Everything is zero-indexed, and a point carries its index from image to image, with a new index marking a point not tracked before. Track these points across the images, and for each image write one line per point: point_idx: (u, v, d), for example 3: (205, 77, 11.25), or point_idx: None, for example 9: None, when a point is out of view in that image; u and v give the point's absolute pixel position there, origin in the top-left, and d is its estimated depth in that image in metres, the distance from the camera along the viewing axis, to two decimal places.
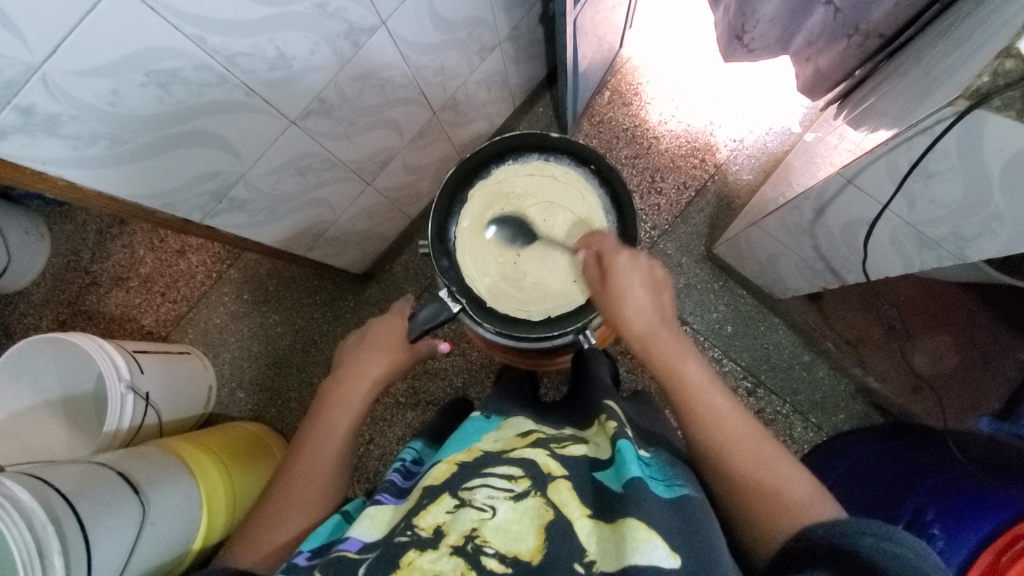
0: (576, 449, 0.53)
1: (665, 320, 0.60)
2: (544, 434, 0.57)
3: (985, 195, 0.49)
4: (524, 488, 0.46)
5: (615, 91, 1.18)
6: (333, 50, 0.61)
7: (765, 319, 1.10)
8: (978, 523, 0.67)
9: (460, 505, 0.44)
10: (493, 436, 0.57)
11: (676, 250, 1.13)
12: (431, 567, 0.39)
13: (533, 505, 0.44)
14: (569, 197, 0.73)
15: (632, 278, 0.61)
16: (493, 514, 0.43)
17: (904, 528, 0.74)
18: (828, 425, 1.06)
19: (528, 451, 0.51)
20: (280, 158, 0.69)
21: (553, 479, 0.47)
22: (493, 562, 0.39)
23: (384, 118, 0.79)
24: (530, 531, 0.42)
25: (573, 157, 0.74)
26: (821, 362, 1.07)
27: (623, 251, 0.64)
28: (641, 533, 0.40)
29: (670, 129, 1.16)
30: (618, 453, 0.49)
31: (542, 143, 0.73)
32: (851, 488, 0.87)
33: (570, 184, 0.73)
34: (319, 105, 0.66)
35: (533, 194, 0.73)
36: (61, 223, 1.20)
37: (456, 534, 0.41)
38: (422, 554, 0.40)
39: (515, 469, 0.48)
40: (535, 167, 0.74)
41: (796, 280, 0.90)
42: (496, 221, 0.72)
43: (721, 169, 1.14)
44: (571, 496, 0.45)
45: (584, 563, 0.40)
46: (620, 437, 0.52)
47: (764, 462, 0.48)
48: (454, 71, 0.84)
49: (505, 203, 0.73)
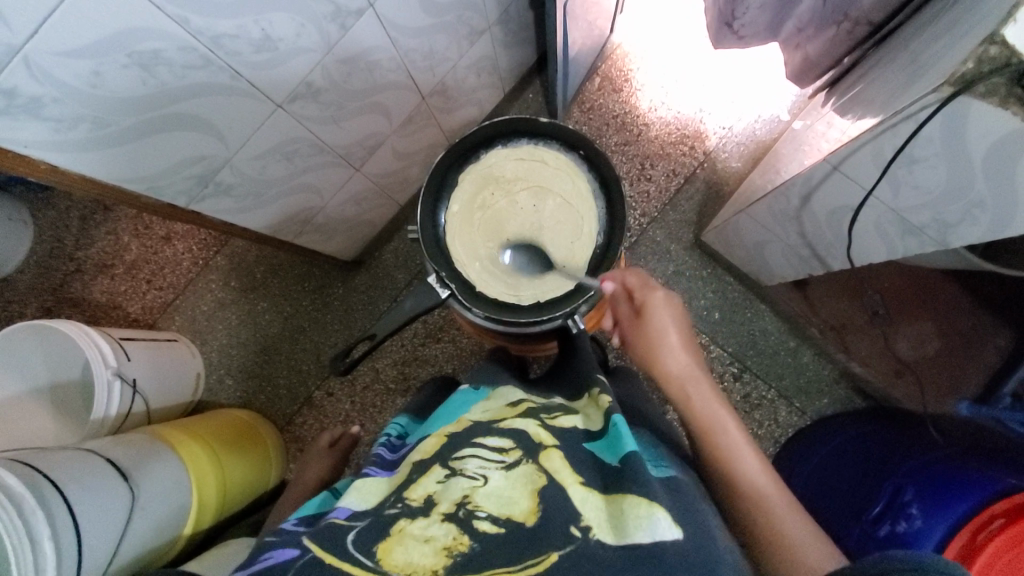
0: (568, 421, 0.54)
1: (695, 357, 0.65)
2: (535, 404, 0.58)
3: (967, 181, 0.50)
4: (516, 458, 0.46)
5: (605, 78, 1.18)
6: (320, 32, 0.60)
7: (752, 305, 1.11)
8: (954, 503, 0.70)
9: (451, 474, 0.44)
10: (482, 407, 0.58)
11: (666, 237, 1.14)
12: (422, 533, 0.40)
13: (526, 472, 0.45)
14: (558, 182, 0.73)
15: (670, 322, 0.66)
16: (485, 482, 0.43)
17: (883, 509, 0.77)
18: (812, 409, 1.07)
19: (517, 422, 0.51)
20: (267, 142, 0.68)
21: (545, 449, 0.47)
22: (486, 524, 0.40)
23: (373, 102, 0.78)
24: (523, 495, 0.42)
25: (563, 142, 0.73)
26: (806, 348, 1.09)
27: (654, 288, 0.68)
28: (641, 509, 0.41)
29: (660, 116, 1.16)
30: (613, 428, 0.50)
31: (533, 128, 0.73)
32: (831, 476, 0.89)
33: (559, 168, 0.73)
34: (307, 89, 0.65)
35: (522, 178, 0.73)
36: (42, 210, 1.19)
37: (448, 503, 0.42)
38: (414, 521, 0.41)
39: (505, 441, 0.48)
40: (524, 152, 0.73)
41: (783, 266, 0.91)
42: (485, 206, 0.72)
43: (710, 157, 1.15)
44: (563, 463, 0.46)
45: (581, 527, 0.41)
46: (613, 413, 0.52)
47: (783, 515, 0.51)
48: (443, 56, 0.83)
49: (495, 187, 0.73)
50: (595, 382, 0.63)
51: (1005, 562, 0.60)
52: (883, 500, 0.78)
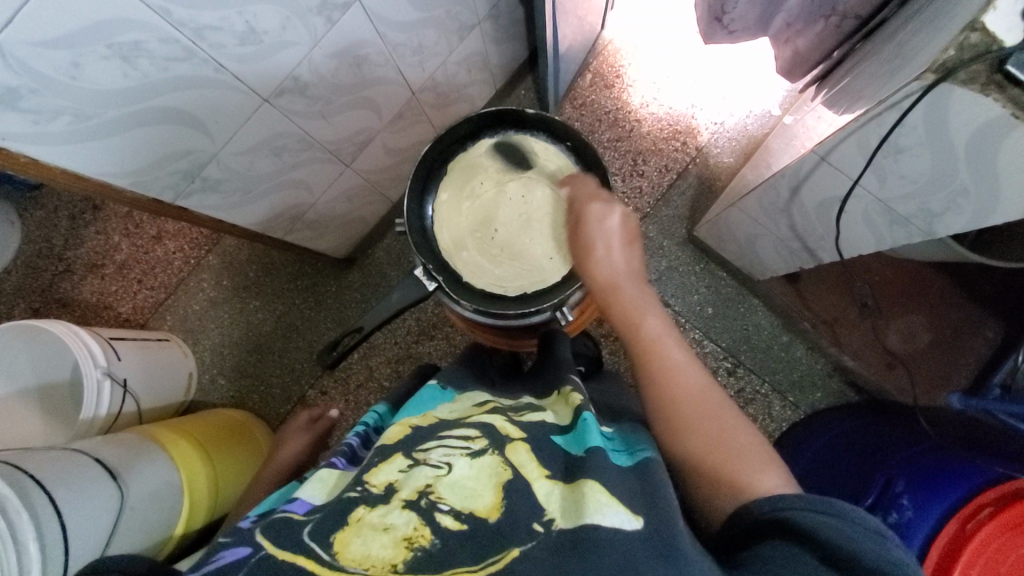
0: (536, 416, 0.54)
1: (632, 260, 0.59)
2: (504, 404, 0.58)
3: (951, 169, 0.50)
4: (481, 446, 0.47)
5: (597, 74, 1.18)
6: (304, 26, 0.59)
7: (745, 301, 1.11)
8: (947, 492, 0.70)
9: (414, 463, 0.45)
10: (448, 408, 0.57)
11: (658, 233, 1.14)
12: (381, 522, 0.40)
13: (490, 462, 0.45)
14: (547, 175, 0.73)
15: (604, 226, 0.60)
16: (449, 471, 0.44)
17: (875, 501, 0.76)
18: (806, 404, 1.07)
19: (485, 417, 0.52)
20: (254, 137, 0.67)
21: (511, 441, 0.48)
22: (448, 520, 0.40)
23: (362, 98, 0.78)
24: (487, 486, 0.42)
25: (552, 135, 0.73)
26: (799, 342, 1.09)
27: (597, 198, 0.63)
28: (602, 496, 0.40)
29: (652, 112, 1.16)
30: (581, 422, 0.50)
31: (520, 119, 0.73)
32: (823, 469, 0.89)
33: (548, 161, 0.73)
34: (293, 83, 0.65)
35: (510, 170, 0.73)
36: (32, 210, 1.18)
37: (410, 490, 0.42)
38: (372, 510, 0.41)
39: (471, 431, 0.49)
40: (509, 144, 0.74)
41: (774, 260, 0.91)
42: (474, 198, 0.73)
43: (702, 152, 1.15)
44: (529, 457, 0.46)
45: (544, 521, 0.40)
46: (582, 408, 0.51)
47: (723, 424, 0.46)
48: (433, 51, 0.83)
49: (483, 178, 0.73)
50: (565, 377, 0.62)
51: (990, 553, 0.60)
52: (875, 492, 0.77)
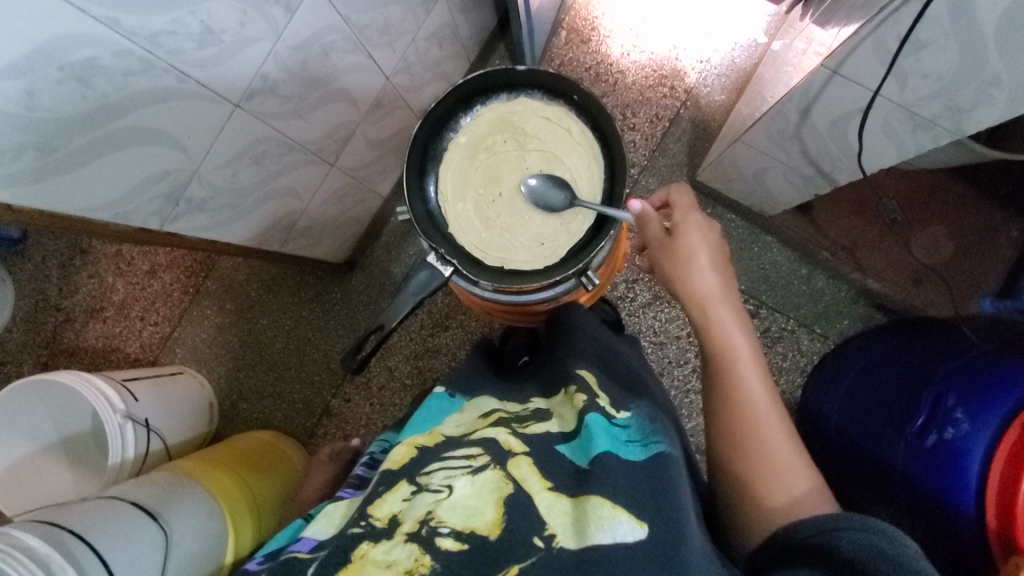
0: (540, 427, 0.49)
1: (727, 282, 0.60)
2: (511, 411, 0.52)
3: (978, 59, 0.46)
4: (483, 461, 0.44)
5: (571, 30, 1.13)
6: (264, 18, 0.55)
7: (758, 239, 1.08)
8: (999, 400, 0.67)
9: (416, 490, 0.43)
10: (455, 420, 0.53)
11: (659, 184, 1.10)
12: (385, 558, 0.38)
13: (492, 478, 0.43)
14: (551, 135, 0.67)
15: (702, 246, 0.60)
16: (449, 493, 0.42)
17: (926, 419, 0.74)
18: (835, 333, 1.05)
19: (488, 431, 0.47)
20: (231, 148, 0.64)
21: (513, 455, 0.45)
22: (448, 541, 0.39)
23: (336, 90, 0.74)
24: (488, 504, 0.41)
25: (548, 91, 0.67)
26: (819, 273, 1.05)
27: (693, 213, 0.62)
28: (604, 510, 0.39)
29: (634, 61, 1.11)
30: (586, 428, 0.46)
31: (509, 79, 0.67)
32: (865, 398, 0.86)
33: (549, 120, 0.67)
34: (262, 83, 0.61)
35: (510, 137, 0.67)
36: (19, 264, 1.15)
37: (411, 521, 0.40)
38: (376, 545, 0.39)
39: (473, 448, 0.45)
40: (502, 112, 0.68)
41: (786, 192, 0.88)
42: (477, 172, 0.68)
43: (692, 93, 1.11)
44: (532, 469, 0.43)
45: (543, 536, 0.39)
46: (588, 409, 0.47)
47: (781, 454, 0.48)
48: (400, 29, 0.79)
49: (483, 153, 0.68)
50: (574, 358, 0.56)
51: None
52: (926, 410, 0.75)
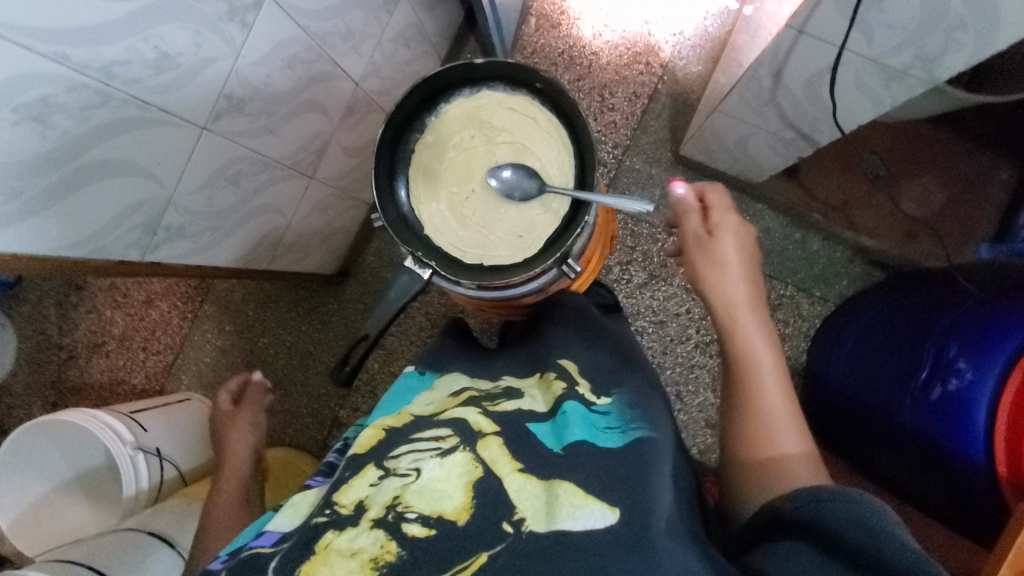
0: (510, 404, 0.50)
1: (756, 291, 0.58)
2: (481, 391, 0.54)
3: (941, 5, 0.45)
4: (453, 443, 0.44)
5: (540, 16, 1.12)
6: (219, 36, 0.55)
7: (748, 208, 1.06)
8: (999, 346, 0.67)
9: (384, 475, 0.42)
10: (424, 399, 0.54)
11: (644, 162, 1.09)
12: (349, 546, 0.38)
13: (461, 461, 0.43)
14: (519, 126, 0.66)
15: (733, 247, 0.59)
16: (417, 476, 0.42)
17: (930, 373, 0.73)
18: (834, 295, 1.04)
19: (459, 410, 0.48)
20: (205, 171, 0.63)
21: (483, 437, 0.45)
22: (415, 527, 0.38)
23: (305, 101, 0.73)
24: (457, 489, 0.41)
25: (510, 81, 0.66)
26: (813, 236, 1.04)
27: (728, 213, 0.61)
28: (576, 498, 0.39)
29: (606, 41, 1.10)
30: (562, 415, 0.47)
31: (469, 73, 0.66)
32: (865, 356, 0.85)
33: (515, 110, 0.66)
34: (228, 102, 0.61)
35: (477, 132, 0.67)
36: (18, 307, 1.15)
37: (377, 507, 0.40)
38: (341, 533, 0.39)
39: (443, 429, 0.46)
40: (468, 107, 0.67)
41: (769, 157, 0.87)
42: (448, 172, 0.67)
43: (668, 68, 1.09)
44: (502, 452, 0.44)
45: (513, 521, 0.39)
46: (564, 398, 0.49)
47: (792, 466, 0.47)
48: (364, 34, 0.78)
49: (452, 151, 0.67)
50: (558, 350, 0.57)
51: None
52: (928, 364, 0.73)
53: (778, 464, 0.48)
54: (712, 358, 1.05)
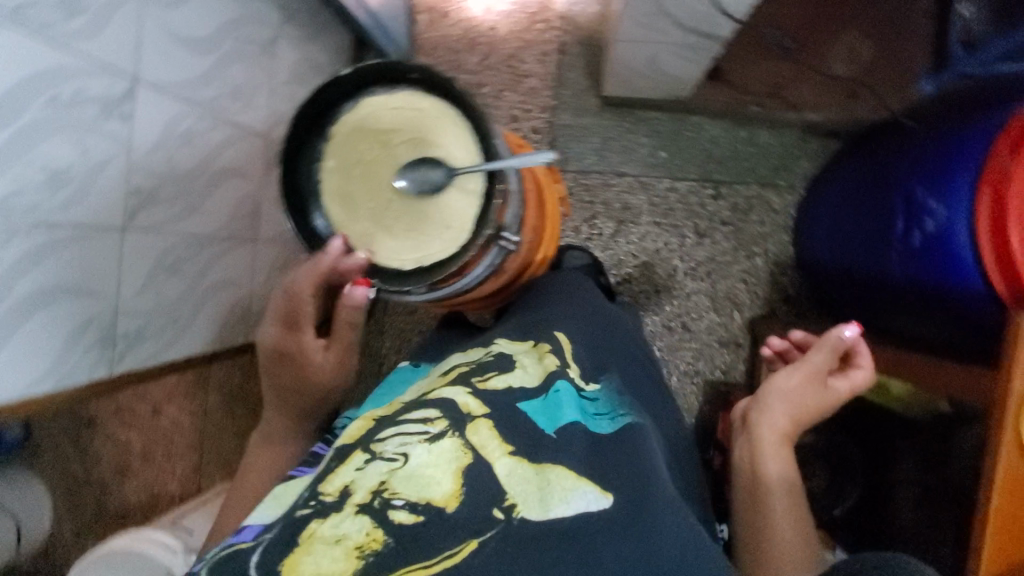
0: (501, 380, 0.48)
1: (823, 402, 0.62)
2: (470, 363, 0.51)
3: None
4: (441, 427, 0.41)
5: (427, 10, 1.09)
6: (105, 135, 0.56)
7: (688, 124, 1.05)
8: (959, 172, 0.65)
9: (369, 458, 0.39)
10: (416, 384, 0.52)
11: (575, 115, 1.07)
12: (334, 533, 0.35)
13: (452, 445, 0.40)
14: (423, 119, 0.49)
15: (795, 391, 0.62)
16: (405, 462, 0.38)
17: (905, 222, 0.70)
18: (799, 178, 1.03)
19: (446, 392, 0.45)
20: (143, 269, 0.64)
21: (472, 420, 0.43)
22: (402, 514, 0.36)
23: (220, 170, 0.73)
24: (447, 476, 0.38)
25: (386, 74, 0.49)
26: (758, 129, 1.03)
27: (818, 376, 0.62)
28: (568, 484, 0.41)
29: (498, 12, 1.07)
30: (555, 393, 0.48)
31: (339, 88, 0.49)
32: (845, 231, 0.83)
33: (411, 108, 0.50)
34: (139, 196, 0.61)
35: (376, 146, 0.50)
36: (35, 461, 1.15)
37: (363, 492, 0.37)
38: (325, 521, 0.36)
39: (429, 410, 0.42)
40: (354, 122, 0.50)
41: (686, 68, 0.85)
42: (368, 198, 0.50)
43: (568, 17, 1.06)
44: (492, 435, 0.42)
45: (504, 507, 0.38)
46: (556, 376, 0.50)
47: (789, 559, 0.56)
48: (254, 86, 0.77)
49: (361, 172, 0.51)
50: (542, 320, 0.59)
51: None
52: (901, 214, 0.71)
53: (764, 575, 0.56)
54: (703, 278, 1.04)
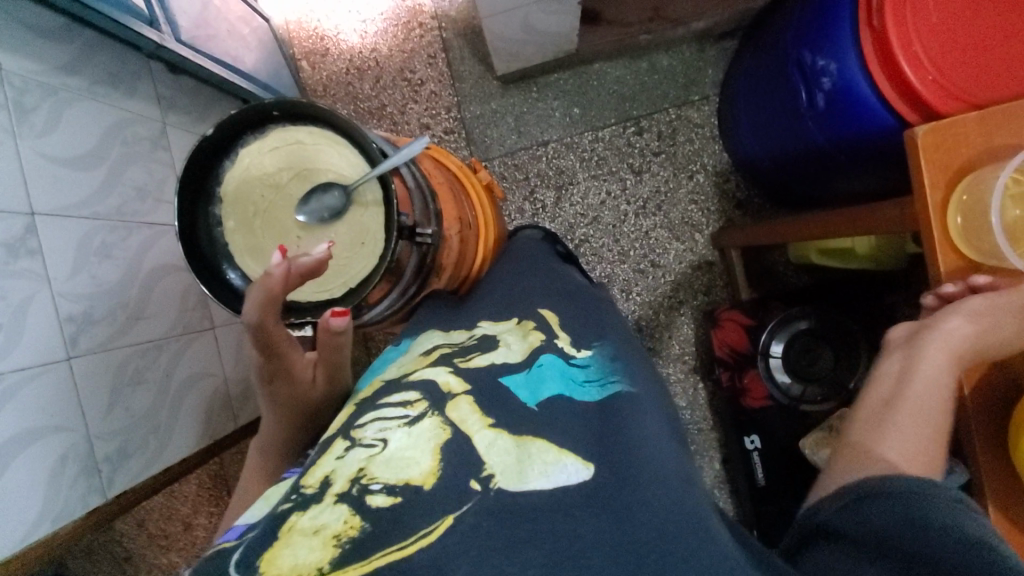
0: (483, 358, 0.48)
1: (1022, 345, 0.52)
2: (452, 345, 0.50)
3: None
4: (421, 408, 0.42)
5: (306, 55, 1.09)
6: (17, 276, 0.56)
7: (589, 74, 1.06)
8: (837, 23, 0.65)
9: (350, 446, 0.40)
10: (396, 364, 0.51)
11: (480, 103, 1.07)
12: (312, 523, 0.35)
13: (429, 426, 0.40)
14: (295, 151, 0.51)
15: None
16: (384, 446, 0.39)
17: (806, 88, 0.70)
18: (710, 87, 1.04)
19: (427, 372, 0.46)
20: (104, 389, 0.64)
21: (454, 398, 0.43)
22: (380, 498, 0.36)
23: (152, 271, 0.73)
24: (425, 453, 0.38)
25: (244, 122, 0.51)
26: (656, 55, 1.04)
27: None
28: (552, 453, 0.39)
29: (374, 33, 1.07)
30: (539, 367, 0.47)
31: (206, 151, 0.50)
32: (761, 120, 0.83)
33: (281, 144, 0.51)
34: (74, 322, 0.61)
35: (261, 189, 0.51)
36: None
37: (342, 480, 0.37)
38: (304, 512, 0.36)
39: (410, 394, 0.43)
40: (237, 174, 0.51)
41: (561, 20, 0.86)
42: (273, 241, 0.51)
43: (440, 14, 1.07)
44: (471, 409, 0.42)
45: (482, 478, 0.37)
46: (542, 350, 0.48)
47: (900, 443, 0.48)
48: (158, 182, 0.77)
49: (260, 221, 0.51)
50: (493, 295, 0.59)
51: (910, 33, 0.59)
52: (800, 82, 0.71)
53: (867, 454, 0.48)
54: (656, 212, 1.05)
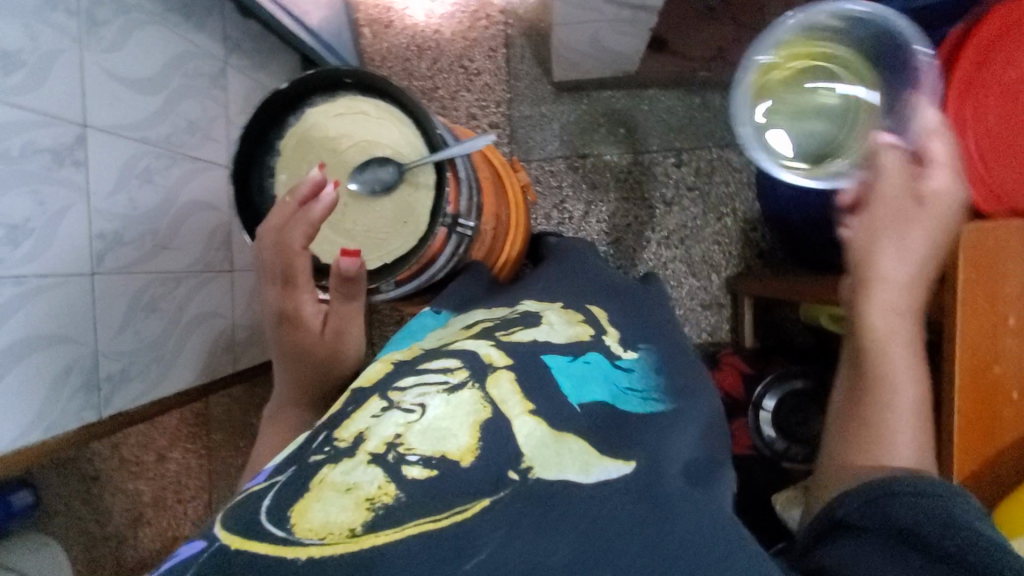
0: (525, 334, 0.49)
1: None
2: (493, 320, 0.52)
3: None
4: (462, 377, 0.42)
5: (370, 23, 1.10)
6: (59, 183, 0.57)
7: (643, 97, 1.07)
8: None
9: (387, 407, 0.39)
10: (435, 335, 0.50)
11: (531, 105, 1.08)
12: (345, 481, 0.34)
13: (469, 399, 0.40)
14: (359, 123, 0.53)
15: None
16: (422, 415, 0.38)
17: None
18: None
19: (469, 343, 0.46)
20: (119, 309, 0.65)
21: (495, 371, 0.44)
22: (416, 469, 0.35)
23: (185, 203, 0.74)
24: (464, 429, 0.38)
25: (317, 87, 0.52)
26: (711, 93, 1.05)
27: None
28: (592, 456, 0.39)
29: (440, 16, 1.08)
30: (585, 362, 0.48)
31: (274, 107, 0.51)
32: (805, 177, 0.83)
33: (346, 113, 0.53)
34: (104, 239, 0.62)
35: (321, 153, 0.53)
36: None
37: (378, 441, 0.36)
38: (336, 467, 0.35)
39: (451, 361, 0.44)
40: (301, 134, 0.52)
41: (629, 41, 0.87)
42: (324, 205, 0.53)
43: (508, 10, 1.08)
44: (513, 389, 0.43)
45: (521, 469, 0.37)
46: (592, 348, 0.50)
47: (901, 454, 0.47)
48: (208, 117, 0.78)
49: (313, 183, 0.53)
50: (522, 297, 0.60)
51: None
52: None
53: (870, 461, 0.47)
54: (678, 245, 1.06)
